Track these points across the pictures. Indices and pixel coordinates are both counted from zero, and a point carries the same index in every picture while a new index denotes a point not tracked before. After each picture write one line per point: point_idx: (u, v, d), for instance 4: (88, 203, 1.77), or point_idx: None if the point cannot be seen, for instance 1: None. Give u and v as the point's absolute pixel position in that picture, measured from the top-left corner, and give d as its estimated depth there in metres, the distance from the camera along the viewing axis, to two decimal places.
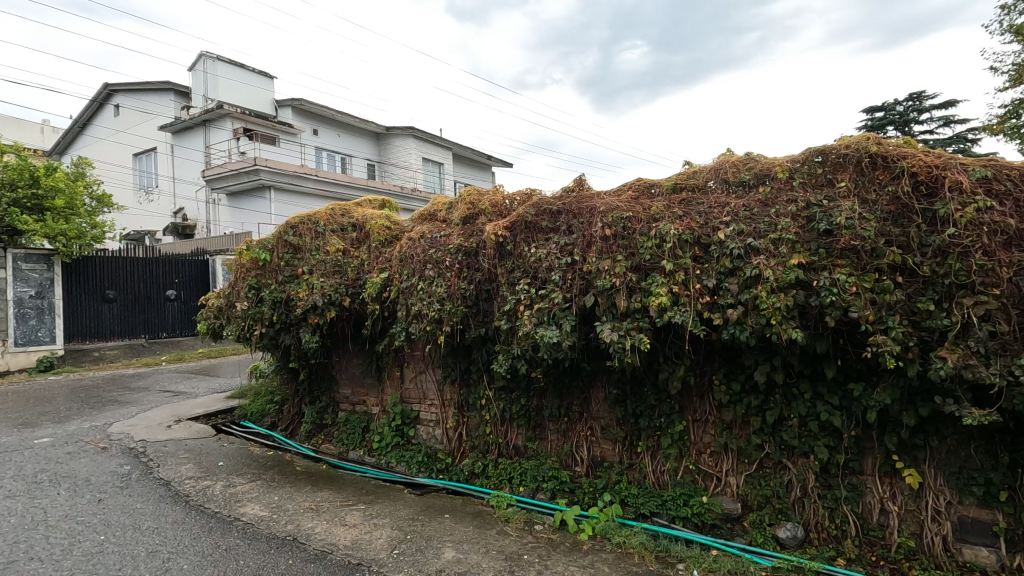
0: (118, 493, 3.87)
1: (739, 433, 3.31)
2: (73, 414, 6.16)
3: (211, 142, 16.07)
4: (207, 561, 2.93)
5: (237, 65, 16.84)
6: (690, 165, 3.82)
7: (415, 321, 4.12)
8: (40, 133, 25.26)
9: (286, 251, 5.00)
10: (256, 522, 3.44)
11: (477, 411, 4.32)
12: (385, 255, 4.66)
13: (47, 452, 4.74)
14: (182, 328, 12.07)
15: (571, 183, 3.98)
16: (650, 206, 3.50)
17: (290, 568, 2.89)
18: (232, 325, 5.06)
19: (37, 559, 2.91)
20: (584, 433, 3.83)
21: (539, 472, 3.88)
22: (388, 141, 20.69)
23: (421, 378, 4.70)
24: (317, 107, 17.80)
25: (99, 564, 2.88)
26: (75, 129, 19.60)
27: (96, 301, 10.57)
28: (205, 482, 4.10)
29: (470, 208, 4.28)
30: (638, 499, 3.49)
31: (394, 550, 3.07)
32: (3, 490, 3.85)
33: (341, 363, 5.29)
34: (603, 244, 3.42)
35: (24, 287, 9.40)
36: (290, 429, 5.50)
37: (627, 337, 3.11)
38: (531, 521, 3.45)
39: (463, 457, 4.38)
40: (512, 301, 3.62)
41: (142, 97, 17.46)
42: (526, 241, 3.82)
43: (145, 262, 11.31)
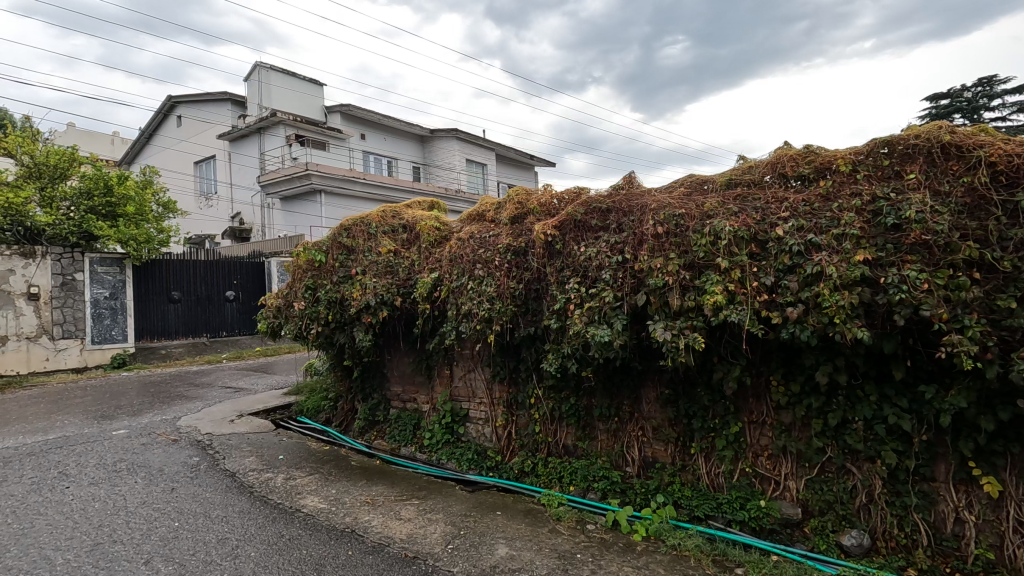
0: (189, 482, 4.09)
1: (799, 436, 3.21)
2: (145, 408, 6.53)
3: (265, 148, 16.75)
4: (273, 549, 3.07)
5: (289, 73, 17.44)
6: (745, 160, 3.71)
7: (465, 320, 4.18)
8: (112, 144, 26.90)
9: (341, 252, 5.17)
10: (317, 514, 3.57)
11: (527, 410, 4.34)
12: (436, 255, 4.72)
13: (124, 443, 5.06)
14: (241, 327, 12.59)
15: (621, 181, 3.93)
16: (703, 202, 3.43)
17: (350, 559, 2.99)
18: (290, 324, 5.27)
19: (119, 542, 3.11)
20: (636, 433, 3.78)
21: (589, 472, 3.87)
22: (432, 143, 21.06)
23: (470, 376, 4.76)
24: (364, 112, 18.29)
25: (175, 548, 3.06)
26: (142, 139, 20.81)
27: (162, 301, 11.18)
28: (267, 474, 4.29)
29: (519, 207, 4.30)
30: (692, 501, 3.42)
31: (449, 545, 3.13)
32: (87, 477, 4.14)
33: (392, 362, 5.42)
34: (655, 242, 3.37)
35: (100, 289, 10.07)
36: (345, 425, 5.69)
37: (680, 337, 3.06)
38: (582, 521, 3.45)
39: (513, 455, 4.41)
40: (562, 300, 3.62)
41: (203, 107, 18.37)
42: (576, 240, 3.80)
43: (206, 264, 11.89)
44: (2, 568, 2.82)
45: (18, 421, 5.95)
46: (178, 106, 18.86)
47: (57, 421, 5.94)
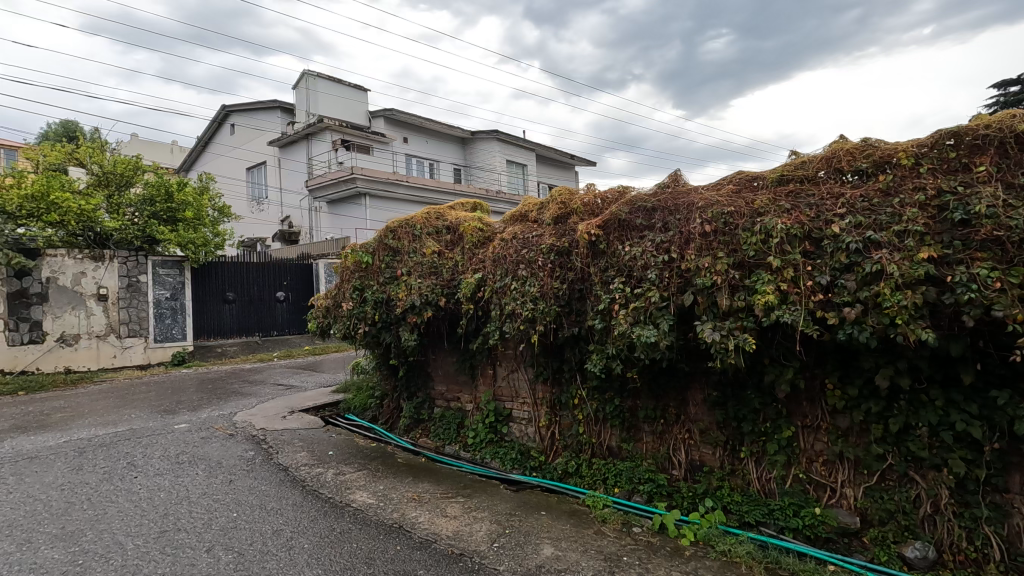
0: (245, 475, 4.27)
1: (857, 442, 3.08)
2: (203, 403, 6.86)
3: (313, 153, 17.28)
4: (325, 541, 3.17)
5: (334, 80, 17.95)
6: (798, 155, 3.59)
7: (509, 320, 4.20)
8: (171, 152, 28.34)
9: (386, 253, 5.29)
10: (365, 509, 3.66)
11: (570, 410, 4.32)
12: (479, 255, 4.76)
13: (185, 436, 5.33)
14: (291, 327, 13.01)
15: (666, 179, 3.87)
16: (753, 199, 3.33)
17: (398, 554, 3.05)
18: (339, 323, 5.44)
19: (183, 530, 3.28)
20: (682, 436, 3.71)
21: (635, 474, 3.82)
22: (473, 145, 21.28)
23: (514, 376, 4.77)
24: (407, 116, 18.65)
25: (235, 538, 3.20)
26: (199, 147, 21.83)
27: (218, 302, 11.69)
28: (318, 469, 4.43)
29: (562, 207, 4.29)
30: (742, 507, 3.34)
31: (495, 543, 3.15)
32: (153, 468, 4.38)
33: (436, 361, 5.50)
34: (702, 240, 3.30)
35: (161, 290, 10.62)
36: (390, 423, 5.82)
37: (730, 338, 2.99)
38: (628, 523, 3.41)
39: (556, 455, 4.41)
40: (606, 300, 3.60)
41: (254, 115, 19.12)
42: (620, 239, 3.76)
43: (258, 266, 12.35)
44: (81, 551, 3.02)
45: (90, 414, 6.34)
46: (232, 115, 19.69)
47: (124, 415, 6.30)
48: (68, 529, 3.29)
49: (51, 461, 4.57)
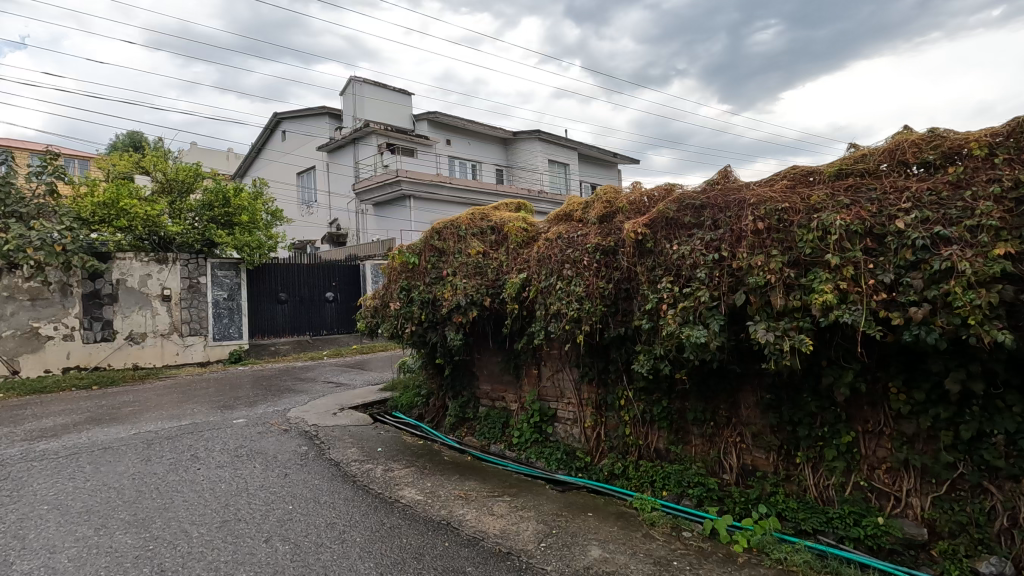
0: (299, 469, 4.43)
1: (924, 449, 2.91)
2: (259, 400, 7.15)
3: (359, 157, 17.74)
4: (376, 535, 3.25)
5: (380, 86, 18.38)
6: (857, 148, 3.43)
7: (554, 320, 4.19)
8: (227, 159, 29.69)
9: (432, 254, 5.38)
10: (414, 505, 3.73)
11: (616, 411, 4.27)
12: (524, 255, 4.76)
13: (243, 430, 5.57)
14: (339, 326, 13.35)
15: (715, 176, 3.77)
16: (809, 195, 3.21)
17: (447, 550, 3.09)
18: (387, 323, 5.58)
19: (243, 521, 3.42)
20: (733, 439, 3.61)
21: (684, 477, 3.74)
22: (515, 145, 21.36)
23: (559, 376, 4.76)
24: (450, 119, 18.92)
25: (291, 529, 3.32)
26: (253, 154, 22.76)
27: (271, 302, 12.14)
28: (368, 465, 4.55)
29: (608, 206, 4.25)
30: (798, 514, 3.22)
31: (542, 543, 3.15)
32: (215, 460, 4.60)
33: (481, 361, 5.55)
34: (755, 238, 3.21)
35: (219, 290, 11.13)
36: (436, 421, 5.91)
37: (785, 338, 2.89)
38: (678, 528, 3.35)
39: (602, 457, 4.37)
40: (654, 300, 3.53)
41: (304, 122, 19.79)
42: (668, 238, 3.69)
43: (309, 267, 12.75)
44: (151, 537, 3.20)
45: (157, 408, 6.72)
46: (283, 122, 20.45)
47: (187, 409, 6.64)
48: (139, 516, 3.50)
49: (123, 452, 4.87)
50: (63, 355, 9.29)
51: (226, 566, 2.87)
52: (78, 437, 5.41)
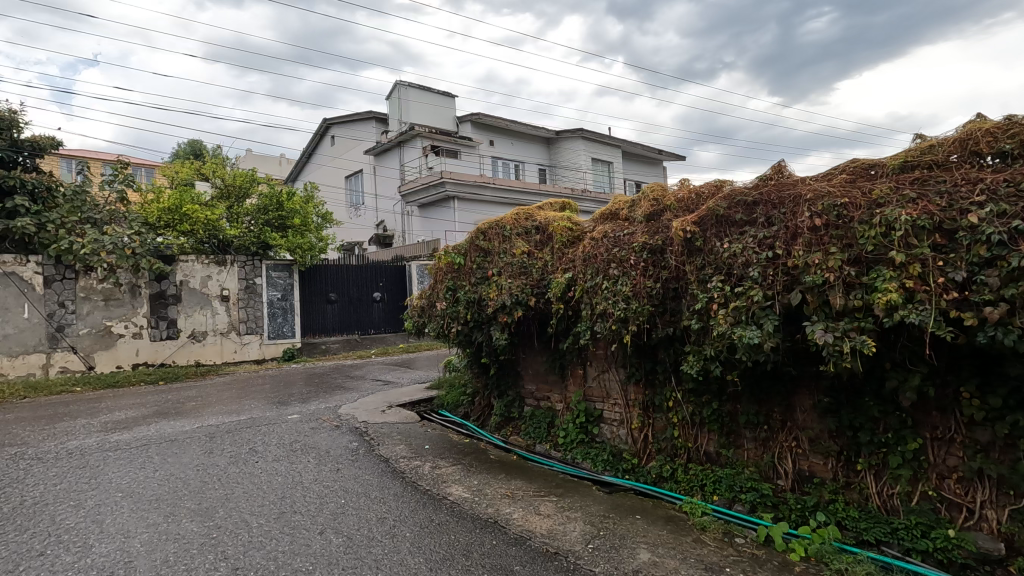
0: (350, 464, 4.56)
1: (1000, 458, 2.73)
2: (311, 396, 7.41)
3: (405, 160, 18.10)
4: (425, 531, 3.31)
5: (424, 89, 18.69)
6: (923, 139, 3.26)
7: (600, 320, 4.15)
8: (279, 164, 30.85)
9: (478, 254, 5.43)
10: (461, 502, 3.77)
11: (664, 413, 4.19)
12: (569, 255, 4.74)
13: (297, 426, 5.78)
14: (387, 326, 13.64)
15: (768, 171, 3.65)
16: (871, 189, 3.06)
17: (495, 548, 3.12)
18: (433, 322, 5.67)
19: (298, 513, 3.55)
20: (788, 444, 3.48)
21: (736, 482, 3.64)
22: (558, 145, 21.29)
23: (605, 377, 4.71)
24: (493, 120, 19.05)
25: (343, 522, 3.42)
26: (304, 159, 23.57)
27: (322, 302, 12.54)
28: (416, 462, 4.64)
29: (655, 204, 4.18)
30: (860, 523, 3.07)
31: (589, 544, 3.13)
32: (271, 454, 4.80)
33: (526, 361, 5.55)
34: (812, 235, 3.09)
35: (274, 291, 11.58)
36: (482, 420, 5.96)
37: (845, 340, 2.77)
38: (730, 534, 3.26)
39: (650, 459, 4.29)
40: (704, 299, 3.45)
41: (352, 126, 20.37)
42: (718, 236, 3.59)
43: (357, 268, 13.09)
44: (215, 525, 3.37)
45: (218, 403, 7.06)
46: (332, 127, 21.10)
47: (245, 404, 6.94)
48: (204, 505, 3.68)
49: (188, 444, 5.14)
50: (132, 352, 9.89)
51: (284, 556, 2.99)
52: (148, 429, 5.74)
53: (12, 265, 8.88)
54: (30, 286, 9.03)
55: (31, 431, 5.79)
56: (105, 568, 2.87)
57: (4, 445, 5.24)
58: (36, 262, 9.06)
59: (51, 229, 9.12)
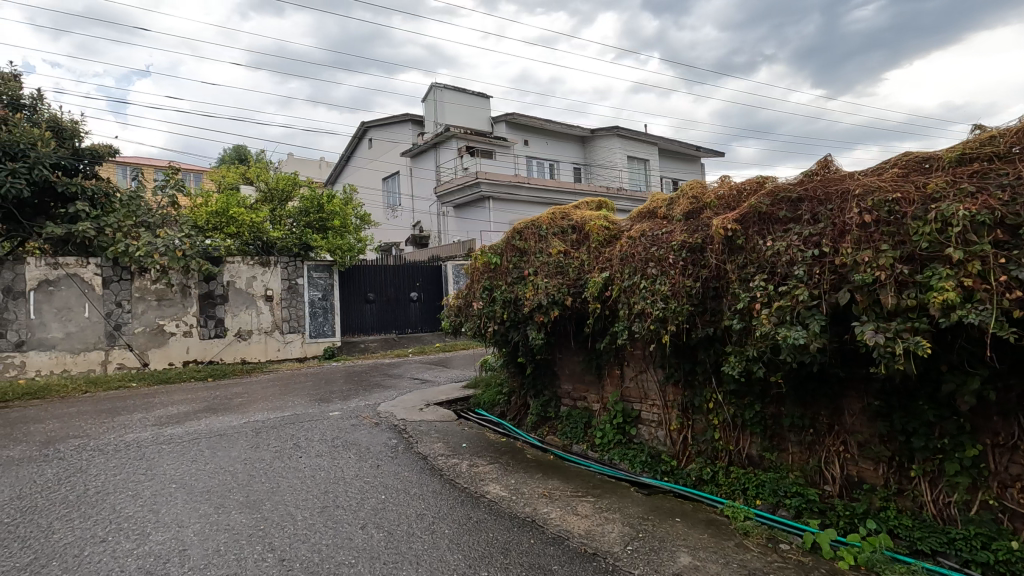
0: (390, 461, 4.65)
1: None
2: (352, 394, 7.58)
3: (440, 161, 18.30)
4: (463, 529, 3.35)
5: (459, 91, 18.85)
6: (983, 130, 3.10)
7: (638, 320, 4.10)
8: (319, 168, 31.66)
9: (514, 254, 5.45)
10: (499, 501, 3.80)
11: (704, 415, 4.11)
12: (606, 254, 4.70)
13: (338, 423, 5.93)
14: (424, 325, 13.82)
15: (814, 166, 3.54)
16: (925, 183, 2.93)
17: (532, 547, 3.13)
18: (470, 322, 5.73)
19: (341, 508, 3.64)
20: (836, 448, 3.36)
21: (779, 487, 3.54)
22: (593, 143, 21.13)
23: (642, 377, 4.66)
24: (527, 120, 19.07)
25: (384, 518, 3.49)
26: (343, 162, 24.11)
27: (361, 302, 12.81)
28: (453, 460, 4.69)
29: (694, 202, 4.11)
30: (913, 532, 2.94)
31: (628, 546, 3.11)
32: (314, 450, 4.94)
33: (563, 361, 5.54)
34: (861, 232, 2.98)
35: (315, 291, 11.89)
36: (518, 419, 5.98)
37: (897, 341, 2.66)
38: (774, 539, 3.18)
39: (689, 461, 4.22)
40: (746, 299, 3.36)
41: (389, 129, 20.75)
42: (760, 234, 3.50)
43: (395, 268, 13.31)
44: (262, 517, 3.49)
45: (263, 400, 7.30)
46: (370, 130, 21.53)
47: (289, 401, 7.16)
48: (251, 498, 3.82)
49: (235, 439, 5.33)
50: (183, 350, 10.32)
51: (327, 549, 3.07)
52: (198, 424, 5.99)
53: (74, 266, 9.39)
54: (90, 287, 9.53)
55: (92, 424, 6.12)
56: (162, 555, 3.01)
57: (68, 437, 5.55)
58: (95, 264, 9.56)
59: (109, 233, 9.62)
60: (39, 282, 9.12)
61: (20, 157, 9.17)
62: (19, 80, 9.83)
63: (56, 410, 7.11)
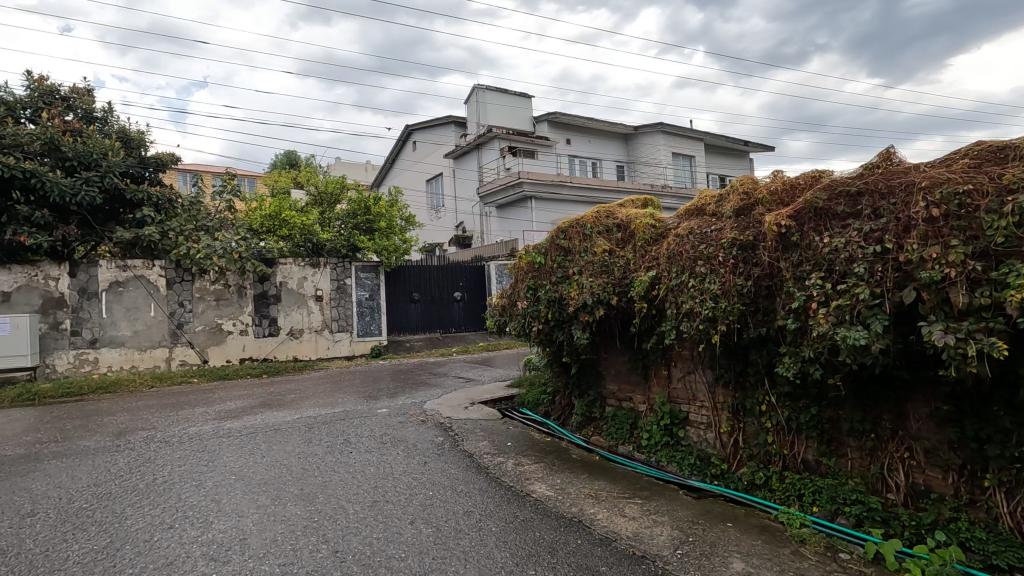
0: (437, 458, 4.72)
1: None
2: (398, 392, 7.73)
3: (483, 162, 18.44)
4: (511, 527, 3.36)
5: (501, 91, 18.94)
6: None
7: (686, 319, 4.01)
8: (365, 171, 32.48)
9: (558, 254, 5.44)
10: (545, 500, 3.80)
11: (756, 418, 3.98)
12: (652, 253, 4.61)
13: (386, 420, 6.06)
14: (467, 324, 13.97)
15: (875, 159, 3.37)
16: (1000, 174, 2.75)
17: (579, 547, 3.11)
18: (514, 322, 5.75)
19: (390, 503, 3.72)
20: (900, 455, 3.19)
21: (838, 494, 3.39)
22: (637, 140, 20.85)
23: (691, 378, 4.56)
24: (569, 118, 18.98)
25: (432, 514, 3.55)
26: (388, 165, 24.63)
27: (406, 301, 13.07)
28: (499, 458, 4.72)
29: (745, 198, 3.99)
30: (988, 546, 2.76)
31: (678, 550, 3.05)
32: (364, 446, 5.07)
33: (608, 361, 5.49)
34: (928, 227, 2.82)
35: (363, 291, 12.19)
36: (563, 419, 5.96)
37: (970, 342, 2.50)
38: (834, 548, 3.05)
39: (741, 465, 4.09)
40: (801, 298, 3.24)
41: (432, 131, 21.05)
42: (817, 230, 3.37)
43: (439, 268, 13.50)
44: (316, 510, 3.61)
45: (314, 396, 7.55)
46: (414, 133, 21.91)
47: (338, 398, 7.37)
48: (305, 491, 3.96)
49: (289, 433, 5.53)
50: (240, 347, 10.78)
51: (378, 542, 3.14)
52: (254, 418, 6.24)
53: (141, 268, 9.96)
54: (156, 287, 10.08)
55: (159, 417, 6.48)
56: (224, 543, 3.15)
57: (137, 429, 5.90)
58: (160, 266, 10.10)
59: (172, 237, 10.17)
60: (109, 283, 9.72)
61: (92, 166, 9.78)
62: (92, 95, 10.51)
63: (126, 404, 7.56)
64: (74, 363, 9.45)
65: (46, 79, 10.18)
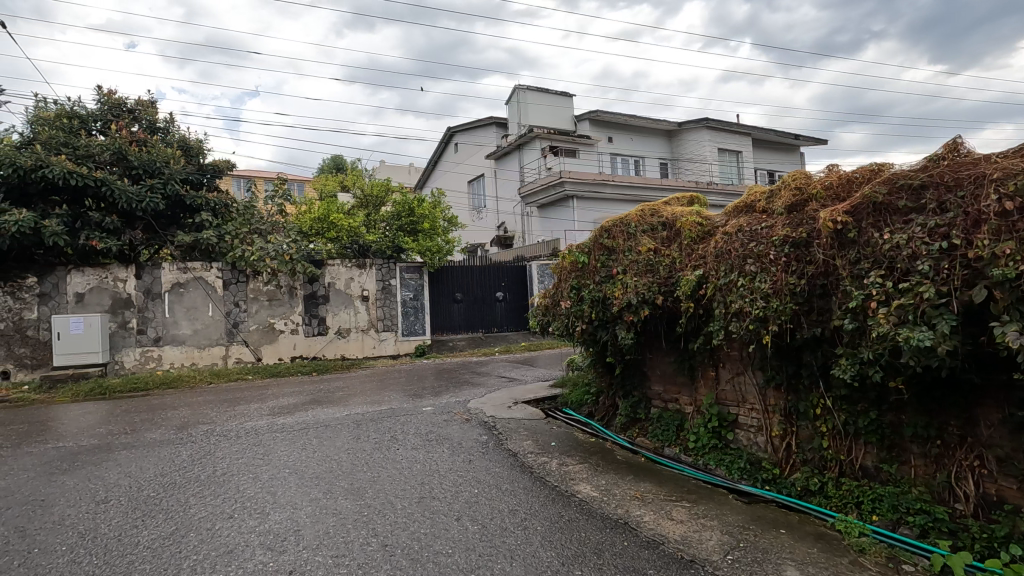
0: (481, 457, 4.76)
1: None
2: (443, 390, 7.84)
3: (524, 162, 18.47)
4: (556, 527, 3.36)
5: (542, 91, 18.92)
6: None
7: (735, 319, 3.91)
8: (409, 173, 33.06)
9: (602, 253, 5.39)
10: (590, 501, 3.78)
11: (810, 422, 3.84)
12: (699, 251, 4.51)
13: (432, 418, 6.16)
14: (509, 324, 14.03)
15: (941, 150, 3.18)
16: None
17: (625, 549, 3.08)
18: (558, 322, 5.74)
19: (437, 499, 3.79)
20: (969, 463, 3.01)
21: (900, 502, 3.23)
22: (681, 137, 20.45)
23: (740, 380, 4.44)
24: (611, 116, 18.78)
25: (477, 511, 3.58)
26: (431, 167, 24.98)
27: (449, 301, 13.25)
28: (543, 458, 4.72)
29: (798, 194, 3.85)
30: None
31: (728, 555, 2.98)
32: (410, 443, 5.17)
33: (653, 361, 5.41)
34: (1001, 221, 2.65)
35: (407, 292, 12.43)
36: (607, 419, 5.91)
37: None
38: (895, 559, 2.91)
39: (794, 470, 3.96)
40: (860, 297, 3.10)
41: (474, 133, 21.23)
42: (876, 226, 3.22)
43: (481, 268, 13.62)
44: (366, 504, 3.71)
45: (362, 394, 7.75)
46: (456, 135, 22.14)
47: (385, 396, 7.54)
48: (355, 485, 4.07)
49: (339, 430, 5.70)
50: (291, 346, 11.18)
51: (426, 537, 3.20)
52: (306, 415, 6.46)
53: (200, 270, 10.46)
54: (213, 288, 10.57)
55: (218, 412, 6.80)
56: (280, 533, 3.28)
57: (199, 423, 6.20)
58: (217, 267, 10.58)
59: (228, 240, 10.64)
60: (171, 284, 10.26)
61: (156, 174, 10.34)
62: (155, 106, 11.11)
63: (187, 399, 7.96)
64: (140, 360, 10.03)
65: (114, 93, 10.83)
